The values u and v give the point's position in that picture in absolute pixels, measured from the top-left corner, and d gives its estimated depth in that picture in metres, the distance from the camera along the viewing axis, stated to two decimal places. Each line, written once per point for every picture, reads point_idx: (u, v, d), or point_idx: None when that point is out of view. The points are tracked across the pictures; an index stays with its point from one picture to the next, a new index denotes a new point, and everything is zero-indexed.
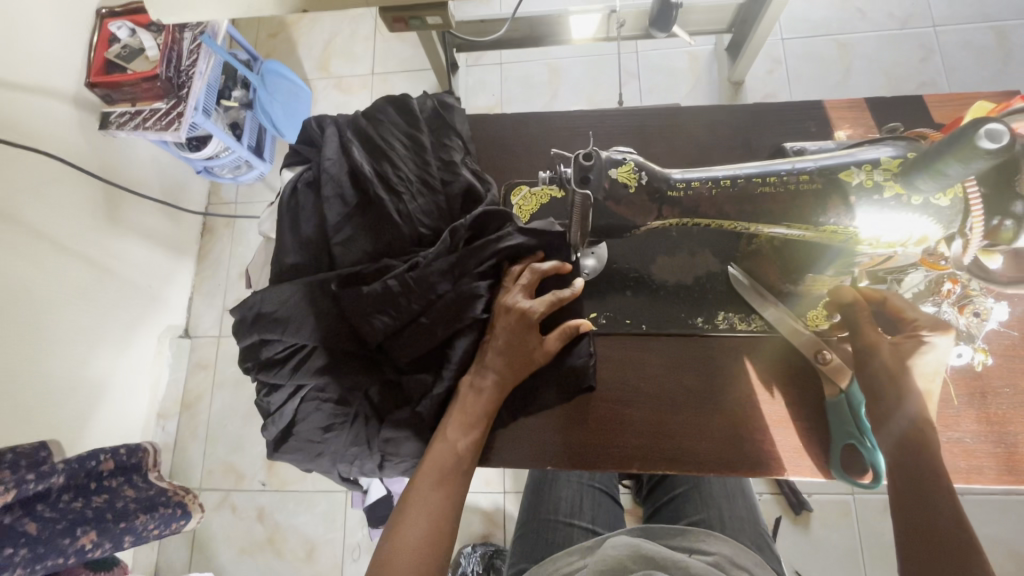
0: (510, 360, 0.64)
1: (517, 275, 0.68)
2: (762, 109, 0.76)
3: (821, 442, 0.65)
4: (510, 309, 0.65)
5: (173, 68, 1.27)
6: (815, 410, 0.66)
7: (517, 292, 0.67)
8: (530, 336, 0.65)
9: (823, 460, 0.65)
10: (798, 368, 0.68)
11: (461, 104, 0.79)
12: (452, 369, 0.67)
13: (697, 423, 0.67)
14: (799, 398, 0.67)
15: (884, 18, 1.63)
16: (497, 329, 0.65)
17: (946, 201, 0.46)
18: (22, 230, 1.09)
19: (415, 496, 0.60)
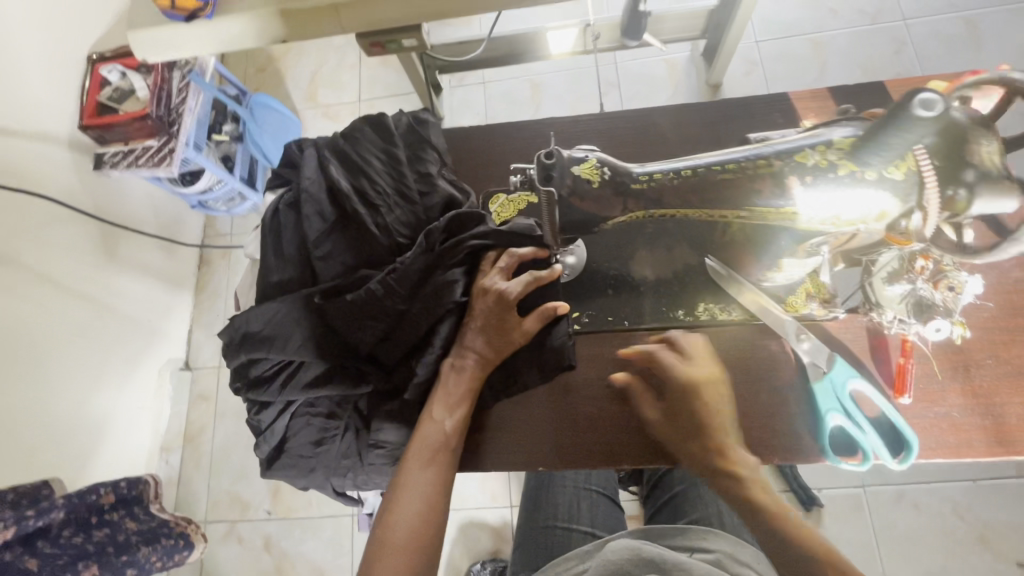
0: (491, 342, 0.67)
1: (494, 261, 0.71)
2: (730, 104, 0.78)
3: (702, 436, 0.63)
4: (487, 290, 0.68)
5: (163, 107, 1.30)
6: (687, 402, 0.64)
7: (494, 275, 0.69)
8: (509, 316, 0.67)
9: (711, 455, 0.63)
10: (667, 360, 0.66)
11: (436, 119, 0.81)
12: (434, 353, 0.68)
13: (604, 419, 0.68)
14: (675, 386, 0.65)
15: (856, 16, 1.67)
16: (476, 311, 0.68)
17: (900, 174, 0.47)
18: (18, 271, 1.11)
19: (406, 475, 0.61)
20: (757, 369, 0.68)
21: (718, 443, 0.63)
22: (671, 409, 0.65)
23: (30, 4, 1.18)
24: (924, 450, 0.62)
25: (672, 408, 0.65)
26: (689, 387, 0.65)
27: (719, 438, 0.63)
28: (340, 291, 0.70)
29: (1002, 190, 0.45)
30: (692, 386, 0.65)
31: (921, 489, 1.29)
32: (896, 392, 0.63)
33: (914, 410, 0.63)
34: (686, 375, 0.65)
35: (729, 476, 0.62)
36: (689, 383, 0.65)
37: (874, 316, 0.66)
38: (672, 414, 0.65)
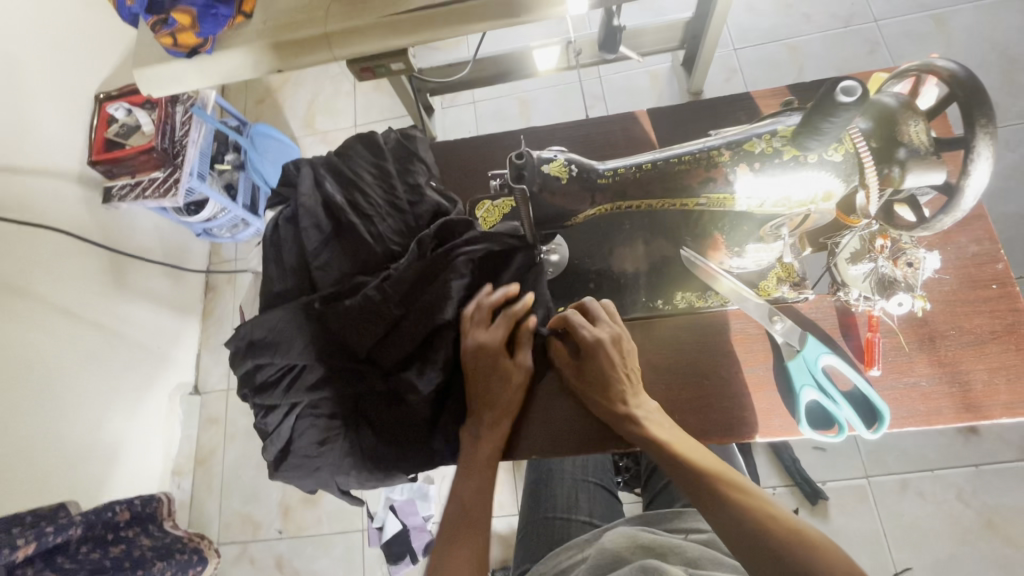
0: (501, 404, 0.70)
1: (470, 314, 0.72)
2: (697, 106, 0.82)
3: (607, 389, 0.67)
4: (476, 348, 0.70)
5: (168, 139, 1.35)
6: (592, 361, 0.67)
7: (477, 328, 0.71)
8: (503, 366, 0.70)
9: (612, 405, 0.67)
10: (575, 325, 0.69)
11: (423, 134, 0.86)
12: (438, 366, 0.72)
13: (545, 389, 0.74)
14: (583, 346, 0.68)
15: (829, 20, 1.73)
16: (473, 374, 0.70)
17: (840, 156, 0.52)
18: (34, 301, 1.17)
19: (441, 551, 0.65)
20: (733, 350, 0.71)
21: (621, 396, 0.67)
22: (580, 366, 0.69)
23: (42, 50, 1.26)
24: (897, 420, 0.65)
25: (582, 366, 0.69)
26: (593, 348, 0.67)
27: (621, 391, 0.67)
28: (340, 298, 0.75)
29: (931, 165, 0.50)
30: (595, 347, 0.67)
31: (924, 477, 1.30)
32: (866, 365, 0.67)
33: (884, 381, 0.66)
34: (592, 337, 0.67)
35: (631, 424, 0.66)
36: (595, 343, 0.67)
37: (841, 296, 0.69)
38: (582, 371, 0.69)
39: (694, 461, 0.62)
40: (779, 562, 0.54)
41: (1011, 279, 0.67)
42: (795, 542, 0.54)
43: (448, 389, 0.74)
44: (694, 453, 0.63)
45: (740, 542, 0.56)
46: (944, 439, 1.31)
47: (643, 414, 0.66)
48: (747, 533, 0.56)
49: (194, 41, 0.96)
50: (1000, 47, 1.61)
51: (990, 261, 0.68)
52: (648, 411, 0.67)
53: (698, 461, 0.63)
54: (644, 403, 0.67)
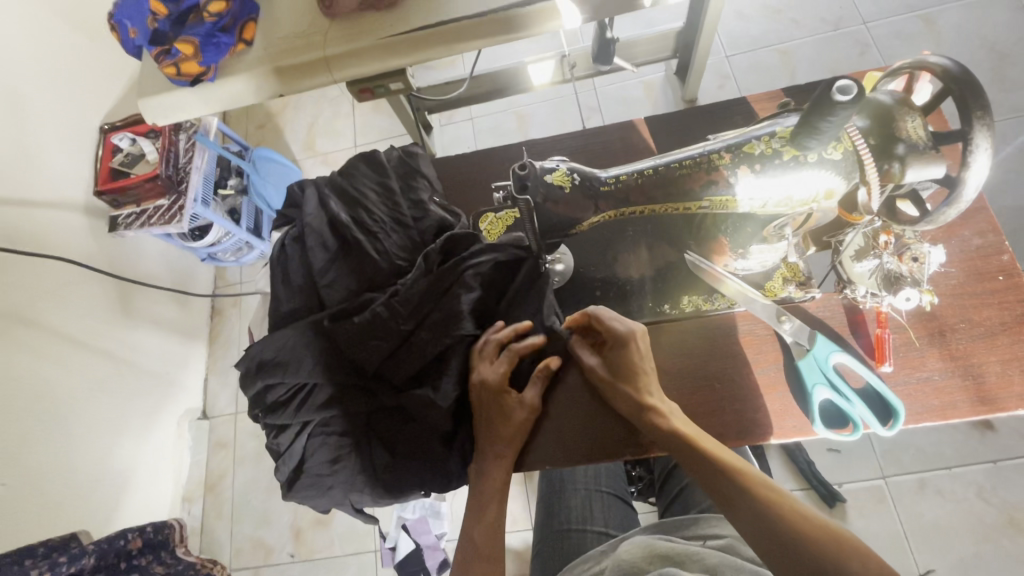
0: (505, 439, 0.70)
1: (480, 347, 0.72)
2: (694, 111, 0.84)
3: (631, 380, 0.67)
4: (481, 384, 0.70)
5: (172, 166, 1.36)
6: (621, 350, 0.67)
7: (484, 363, 0.71)
8: (505, 400, 0.70)
9: (632, 401, 0.66)
10: (605, 318, 0.68)
11: (424, 150, 0.87)
12: (450, 380, 0.72)
13: (562, 388, 0.74)
14: (611, 338, 0.68)
15: (818, 24, 1.76)
16: (479, 412, 0.71)
17: (839, 154, 0.52)
18: (41, 331, 1.17)
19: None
20: (746, 353, 0.71)
21: (644, 387, 0.66)
22: (607, 358, 0.69)
23: (47, 85, 1.28)
24: (913, 416, 0.64)
25: (608, 358, 0.69)
26: (625, 339, 0.67)
27: (645, 382, 0.67)
28: (349, 314, 0.75)
29: (930, 159, 0.51)
30: (627, 338, 0.67)
31: (942, 475, 1.28)
32: (877, 362, 0.66)
33: (897, 377, 0.66)
34: (624, 329, 0.67)
35: (653, 414, 0.65)
36: (627, 335, 0.67)
37: (848, 294, 0.70)
38: (609, 359, 0.69)
39: (718, 457, 0.62)
40: (802, 560, 0.54)
41: (1018, 270, 0.67)
42: (820, 540, 0.54)
43: (463, 403, 0.74)
44: (716, 449, 0.63)
45: (767, 540, 0.56)
46: (959, 435, 1.30)
47: (665, 407, 0.66)
48: (769, 529, 0.56)
49: (197, 69, 0.98)
50: (989, 43, 1.63)
51: (995, 252, 0.68)
52: (669, 405, 0.66)
53: (721, 457, 0.62)
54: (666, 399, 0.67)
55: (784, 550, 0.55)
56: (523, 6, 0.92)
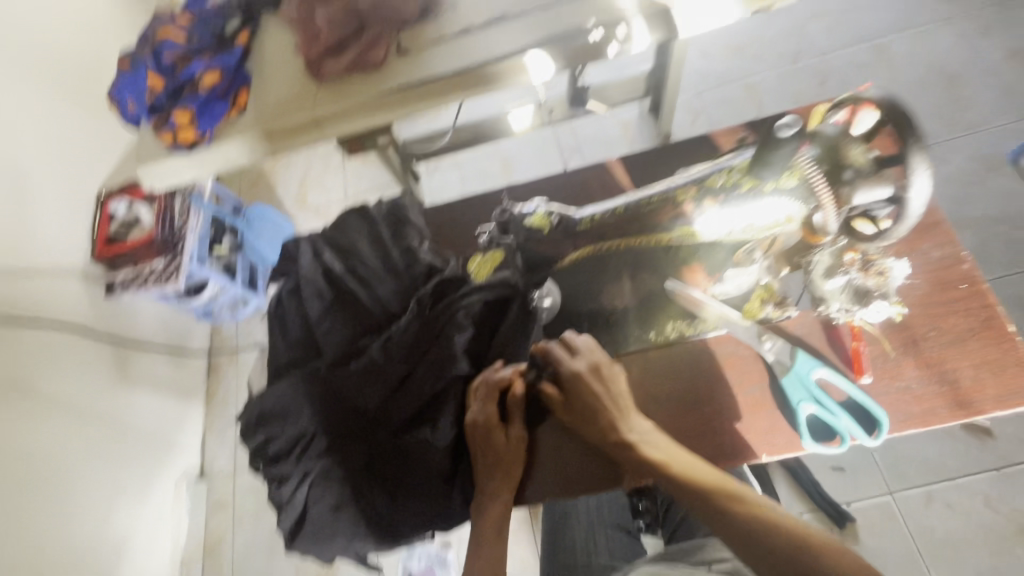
0: (503, 475, 0.71)
1: (477, 386, 0.74)
2: (663, 148, 0.89)
3: (595, 417, 0.69)
4: (472, 424, 0.72)
5: (167, 229, 1.40)
6: (574, 393, 0.70)
7: (472, 405, 0.73)
8: (495, 437, 0.71)
9: (603, 434, 0.68)
10: (556, 357, 0.71)
11: (413, 201, 0.91)
12: (449, 418, 0.73)
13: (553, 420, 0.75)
14: (564, 381, 0.70)
15: (778, 58, 1.87)
16: (477, 448, 0.72)
17: (794, 182, 0.62)
18: (36, 399, 1.17)
19: None
20: (740, 372, 0.73)
21: (612, 424, 0.68)
22: (567, 400, 0.71)
23: (47, 158, 1.33)
24: (896, 425, 0.67)
25: (569, 399, 0.70)
26: (570, 381, 0.70)
27: (607, 418, 0.68)
28: (346, 361, 0.78)
29: (871, 182, 0.59)
30: (574, 380, 0.70)
31: (948, 486, 1.28)
32: (856, 373, 0.70)
33: (877, 388, 0.69)
34: (569, 371, 0.70)
35: (627, 449, 0.67)
36: (573, 376, 0.70)
37: (823, 311, 0.72)
38: (570, 407, 0.70)
39: (695, 478, 0.63)
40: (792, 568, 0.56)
41: (979, 278, 0.71)
42: (805, 549, 0.56)
43: (464, 441, 0.75)
44: (695, 470, 0.64)
45: (755, 555, 0.58)
46: (958, 444, 1.30)
47: (637, 437, 0.67)
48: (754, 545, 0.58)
49: (194, 136, 1.04)
50: (939, 67, 1.74)
51: (956, 262, 0.72)
52: (642, 433, 0.67)
53: (699, 477, 0.64)
54: (637, 425, 0.68)
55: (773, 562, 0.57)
56: (498, 63, 0.99)
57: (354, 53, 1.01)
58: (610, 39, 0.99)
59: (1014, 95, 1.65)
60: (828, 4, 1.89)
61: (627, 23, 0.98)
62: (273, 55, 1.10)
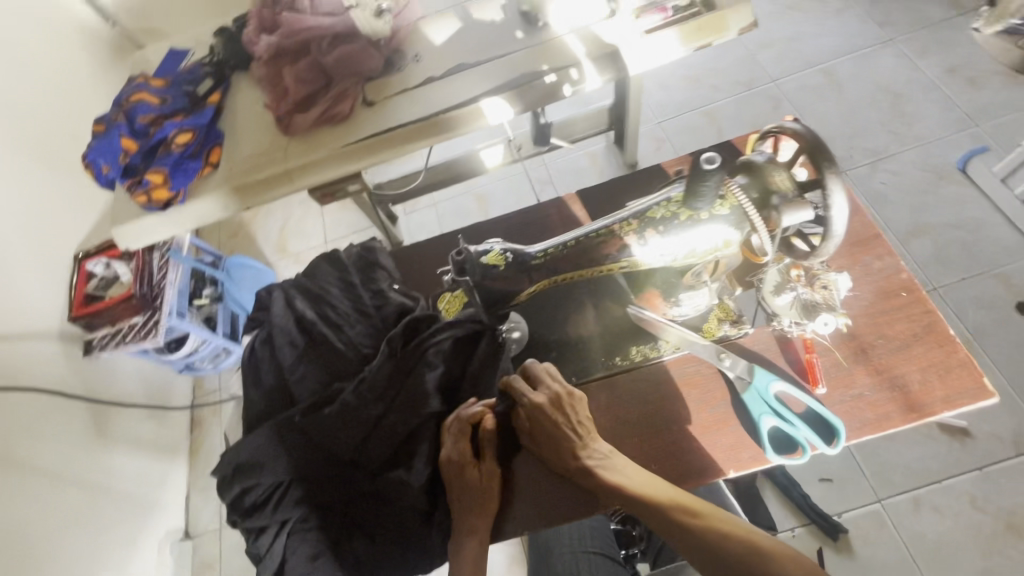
0: (478, 510, 0.71)
1: (451, 424, 0.74)
2: (619, 180, 0.94)
3: (557, 447, 0.70)
4: (445, 462, 0.73)
5: (146, 284, 1.39)
6: (536, 425, 0.71)
7: (445, 443, 0.74)
8: (468, 474, 0.72)
9: (565, 462, 0.70)
10: (517, 389, 0.72)
11: (382, 243, 0.93)
12: (423, 458, 0.74)
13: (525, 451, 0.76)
14: (526, 412, 0.71)
15: (734, 86, 1.96)
16: (452, 485, 0.72)
17: (726, 210, 0.65)
18: (17, 469, 1.14)
19: None
20: (707, 391, 0.76)
21: (572, 450, 0.70)
22: (532, 431, 0.72)
23: (23, 223, 1.34)
24: (854, 432, 0.70)
25: (533, 430, 0.72)
26: (533, 413, 0.71)
27: (570, 447, 0.70)
28: (320, 407, 0.79)
29: (798, 205, 0.62)
30: (535, 412, 0.70)
31: (934, 490, 1.29)
32: (812, 384, 0.72)
33: (833, 397, 0.72)
34: (529, 401, 0.71)
35: (588, 475, 0.69)
36: (533, 408, 0.71)
37: (776, 326, 0.76)
38: (534, 437, 0.72)
39: (654, 497, 0.66)
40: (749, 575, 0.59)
41: (918, 285, 0.75)
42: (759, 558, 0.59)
43: (440, 479, 0.75)
44: (653, 490, 0.67)
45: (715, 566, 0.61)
46: (937, 447, 1.33)
47: (596, 462, 0.69)
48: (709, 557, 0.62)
49: (168, 195, 1.07)
50: (884, 85, 1.84)
51: (895, 272, 0.77)
52: (602, 457, 0.70)
53: (657, 496, 0.66)
54: (597, 447, 0.71)
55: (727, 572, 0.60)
56: (459, 109, 1.05)
57: (320, 107, 1.05)
58: (563, 82, 1.05)
59: (954, 108, 1.75)
60: (774, 35, 2.01)
61: (579, 67, 1.05)
62: (245, 113, 1.15)
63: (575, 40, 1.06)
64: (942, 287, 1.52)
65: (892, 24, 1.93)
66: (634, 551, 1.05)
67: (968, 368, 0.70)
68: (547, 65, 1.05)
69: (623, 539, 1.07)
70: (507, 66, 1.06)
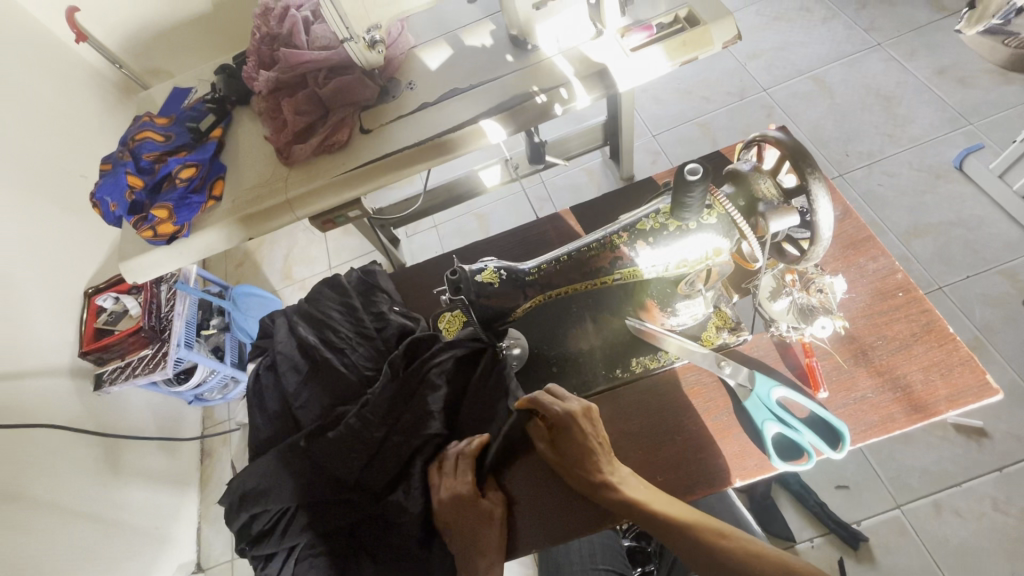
0: (484, 539, 0.70)
1: (442, 463, 0.75)
2: (610, 195, 0.95)
3: (581, 460, 0.69)
4: (452, 498, 0.71)
5: (155, 317, 1.42)
6: (566, 433, 0.69)
7: (444, 481, 0.73)
8: (481, 504, 0.72)
9: (587, 474, 0.69)
10: (547, 404, 0.71)
11: (381, 267, 0.95)
12: (418, 484, 0.74)
13: (534, 470, 0.76)
14: (557, 421, 0.70)
15: (726, 96, 1.98)
16: (450, 520, 0.71)
17: (715, 218, 0.67)
18: (30, 505, 1.14)
19: None
20: (711, 399, 0.76)
21: (597, 465, 0.69)
22: (555, 443, 0.72)
23: (35, 261, 1.37)
24: (859, 436, 0.69)
25: (555, 442, 0.72)
26: (565, 421, 0.69)
27: (595, 460, 0.69)
28: (326, 430, 0.79)
29: (783, 211, 0.64)
30: (569, 420, 0.69)
31: (954, 493, 1.27)
32: (814, 388, 0.72)
33: (836, 401, 0.71)
34: (562, 409, 0.70)
35: (607, 490, 0.67)
36: (567, 416, 0.69)
37: (774, 331, 0.76)
38: (558, 446, 0.71)
39: (670, 516, 0.64)
40: None
41: (914, 285, 0.76)
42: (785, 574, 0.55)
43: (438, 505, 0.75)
44: (670, 508, 0.65)
45: None
46: (953, 448, 1.31)
47: (617, 479, 0.68)
48: None
49: (173, 228, 1.09)
50: (874, 89, 1.85)
51: (890, 273, 0.77)
52: (623, 476, 0.69)
53: (676, 516, 0.64)
54: (619, 468, 0.70)
55: None
56: (453, 132, 1.07)
57: (319, 137, 1.08)
58: (554, 101, 1.07)
59: (946, 108, 1.76)
60: (761, 46, 2.04)
61: (569, 87, 1.07)
62: (246, 146, 1.18)
63: (563, 61, 1.09)
64: (947, 286, 1.51)
65: (878, 29, 1.96)
66: (648, 568, 1.05)
67: (969, 366, 0.70)
68: (536, 86, 1.08)
69: (638, 556, 1.07)
70: (499, 89, 1.09)
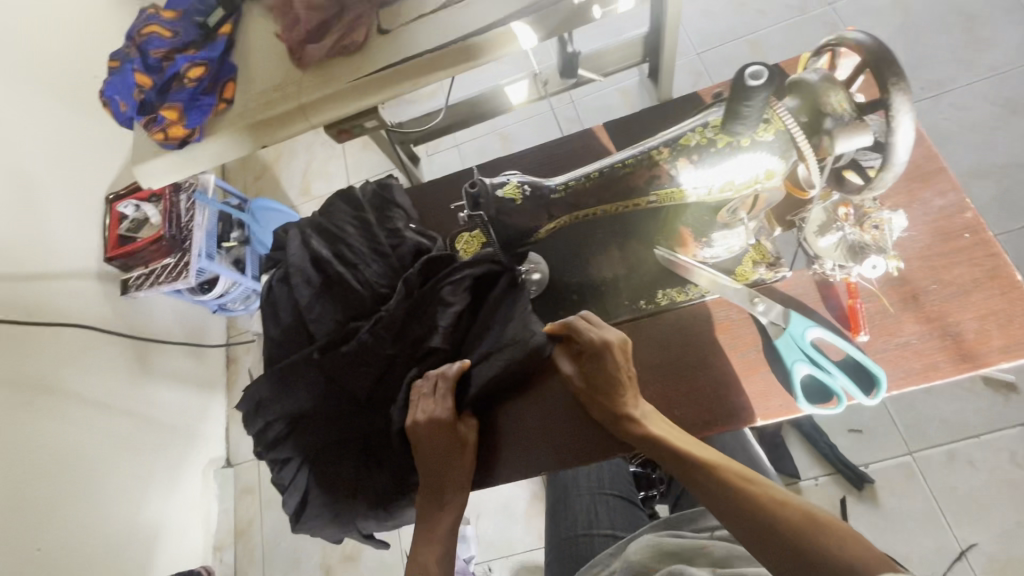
0: (450, 463, 0.71)
1: (419, 386, 0.73)
2: (646, 113, 0.86)
3: (609, 392, 0.66)
4: (427, 420, 0.70)
5: (175, 227, 1.40)
6: (597, 361, 0.67)
7: (423, 402, 0.72)
8: (457, 431, 0.72)
9: (610, 405, 0.66)
10: (581, 328, 0.69)
11: (397, 180, 0.90)
12: (399, 405, 0.74)
13: (547, 398, 0.74)
14: (589, 349, 0.68)
15: (783, 10, 1.76)
16: (421, 440, 0.71)
17: (772, 135, 0.58)
18: (62, 397, 1.20)
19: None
20: (740, 335, 0.71)
21: (622, 399, 0.66)
22: (583, 368, 0.69)
23: (55, 162, 1.34)
24: (896, 383, 0.65)
25: (583, 367, 0.69)
26: (600, 350, 0.67)
27: (622, 394, 0.66)
28: (338, 345, 0.78)
29: (854, 129, 0.57)
30: (603, 348, 0.67)
31: (972, 444, 1.24)
32: (853, 331, 0.67)
33: (876, 345, 0.67)
34: (599, 338, 0.67)
35: (628, 423, 0.65)
36: (602, 344, 0.67)
37: (817, 269, 0.71)
38: (585, 376, 0.68)
39: (694, 453, 0.63)
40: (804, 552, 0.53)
41: (984, 226, 0.68)
42: (814, 529, 0.54)
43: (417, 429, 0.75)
44: (692, 446, 0.64)
45: (767, 528, 0.56)
46: (980, 401, 1.26)
47: (640, 414, 0.66)
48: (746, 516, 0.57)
49: (184, 132, 1.04)
50: (957, 5, 1.62)
51: (958, 211, 0.69)
52: (645, 412, 0.67)
53: (700, 454, 0.63)
54: (642, 405, 0.67)
55: (772, 530, 0.55)
56: (480, 34, 0.96)
57: (333, 38, 0.98)
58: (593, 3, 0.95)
59: None
60: None
61: None
62: (255, 41, 1.09)
63: None
64: (1003, 235, 1.40)
65: None
66: (654, 492, 1.07)
67: None
68: None
69: (643, 482, 1.09)
70: None
